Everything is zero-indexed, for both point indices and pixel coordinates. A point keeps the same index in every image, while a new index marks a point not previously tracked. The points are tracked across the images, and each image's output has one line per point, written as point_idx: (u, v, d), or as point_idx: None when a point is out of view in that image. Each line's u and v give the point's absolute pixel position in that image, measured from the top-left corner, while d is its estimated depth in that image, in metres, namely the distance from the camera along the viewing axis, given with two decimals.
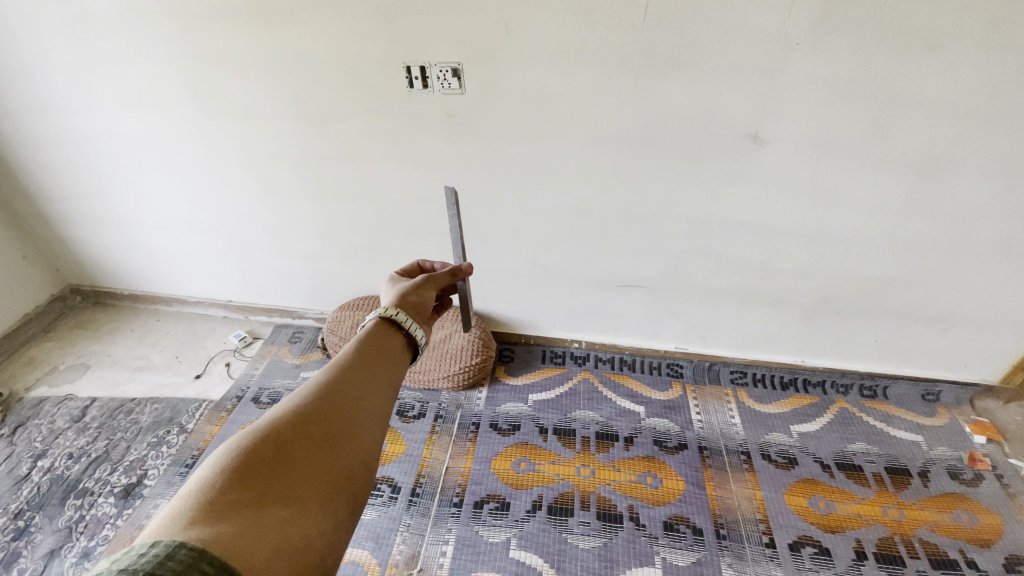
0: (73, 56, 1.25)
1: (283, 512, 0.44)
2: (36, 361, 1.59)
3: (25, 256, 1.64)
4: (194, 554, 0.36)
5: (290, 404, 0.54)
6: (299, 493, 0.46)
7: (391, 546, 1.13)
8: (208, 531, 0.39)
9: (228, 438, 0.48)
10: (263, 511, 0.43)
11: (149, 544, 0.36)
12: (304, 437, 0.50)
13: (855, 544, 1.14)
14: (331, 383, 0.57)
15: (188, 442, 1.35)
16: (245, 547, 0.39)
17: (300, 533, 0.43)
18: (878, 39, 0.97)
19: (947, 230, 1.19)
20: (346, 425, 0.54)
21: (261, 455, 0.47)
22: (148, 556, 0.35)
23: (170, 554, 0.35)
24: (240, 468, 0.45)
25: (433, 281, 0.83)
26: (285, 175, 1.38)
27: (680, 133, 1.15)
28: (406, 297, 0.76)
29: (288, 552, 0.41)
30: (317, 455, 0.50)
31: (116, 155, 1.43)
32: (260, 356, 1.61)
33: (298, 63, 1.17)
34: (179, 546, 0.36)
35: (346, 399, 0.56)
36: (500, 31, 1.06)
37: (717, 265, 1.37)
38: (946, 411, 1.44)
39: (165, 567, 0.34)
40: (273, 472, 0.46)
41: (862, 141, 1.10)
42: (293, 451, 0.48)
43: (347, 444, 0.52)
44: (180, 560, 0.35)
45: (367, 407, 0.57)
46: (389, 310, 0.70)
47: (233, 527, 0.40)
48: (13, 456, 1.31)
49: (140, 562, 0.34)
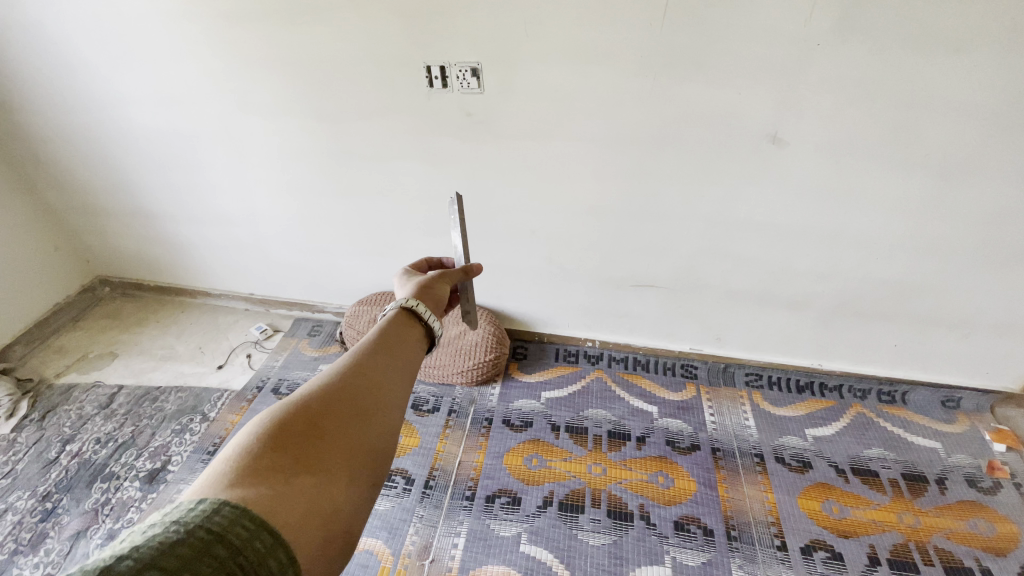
0: (105, 55, 1.29)
1: (314, 480, 0.44)
2: (65, 348, 1.65)
3: (56, 247, 1.69)
4: (237, 511, 0.37)
5: (319, 380, 0.54)
6: (327, 464, 0.46)
7: (403, 536, 1.15)
8: (248, 493, 0.39)
9: (261, 409, 0.49)
10: (295, 478, 0.43)
11: (196, 500, 0.37)
12: (332, 412, 0.51)
13: (868, 549, 1.13)
14: (356, 363, 0.58)
15: (210, 431, 1.39)
16: (281, 508, 0.40)
17: (329, 501, 0.43)
18: (903, 40, 0.95)
19: (973, 235, 1.17)
20: (371, 403, 0.54)
21: (293, 427, 0.47)
22: (197, 510, 0.36)
23: (216, 510, 0.36)
24: (273, 438, 0.45)
25: (447, 277, 0.84)
26: (307, 171, 1.40)
27: (698, 133, 1.14)
28: (421, 289, 0.77)
29: (318, 518, 0.42)
30: (344, 429, 0.50)
31: (143, 150, 1.47)
32: (280, 348, 1.64)
33: (322, 61, 1.19)
34: (224, 503, 0.37)
35: (372, 378, 0.57)
36: (520, 31, 1.07)
37: (734, 266, 1.36)
38: (967, 419, 1.41)
39: (213, 522, 0.35)
40: (304, 442, 0.46)
41: (887, 143, 1.08)
42: (323, 425, 0.49)
43: (372, 422, 0.53)
44: (226, 516, 0.36)
45: (390, 388, 0.57)
46: (407, 300, 0.71)
47: (268, 490, 0.41)
48: (44, 440, 1.36)
49: (190, 515, 0.35)
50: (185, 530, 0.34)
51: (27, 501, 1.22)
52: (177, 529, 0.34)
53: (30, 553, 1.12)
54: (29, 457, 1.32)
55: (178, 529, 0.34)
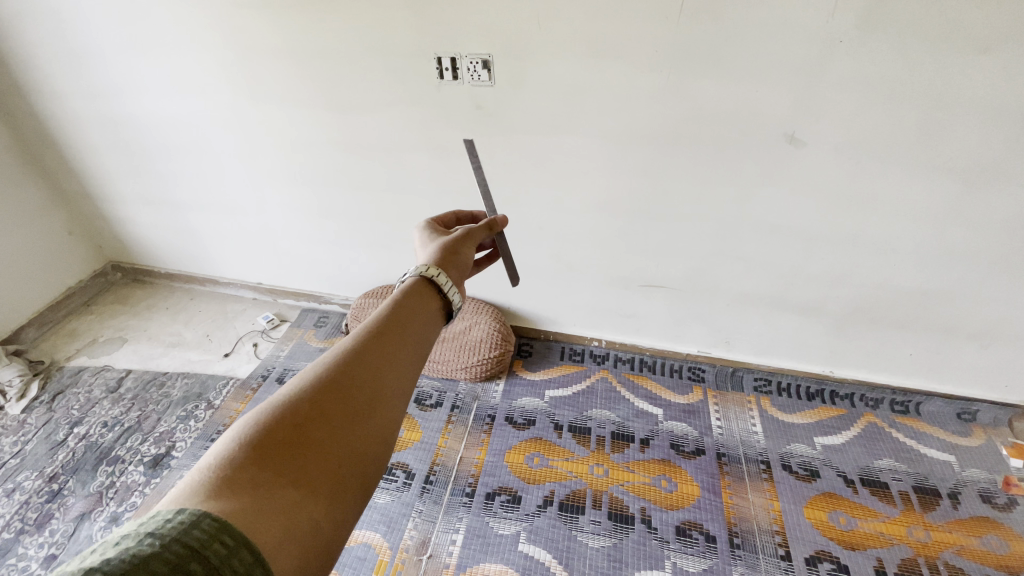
0: (119, 40, 1.30)
1: (296, 494, 0.39)
2: (77, 332, 1.67)
3: (70, 233, 1.72)
4: (217, 525, 0.33)
5: (314, 378, 0.48)
6: (313, 477, 0.41)
7: (402, 531, 1.15)
8: (233, 503, 0.36)
9: (248, 412, 0.44)
10: (277, 490, 0.38)
11: (174, 510, 0.33)
12: (322, 417, 0.45)
13: (875, 562, 1.10)
14: (354, 354, 0.51)
15: (215, 418, 1.40)
16: (262, 523, 0.36)
17: (310, 517, 0.39)
18: (928, 39, 0.92)
19: (994, 241, 1.13)
20: (369, 402, 0.48)
21: (280, 433, 0.42)
22: (173, 522, 0.32)
23: (195, 522, 0.32)
24: (257, 446, 0.41)
25: (472, 237, 0.77)
26: (316, 161, 1.40)
27: (713, 131, 1.12)
28: (459, 265, 0.71)
29: (298, 536, 0.37)
30: (331, 435, 0.44)
31: (154, 137, 1.48)
32: (287, 338, 1.65)
33: (333, 51, 1.19)
34: (203, 515, 0.33)
35: (370, 372, 0.51)
36: (532, 23, 1.05)
37: (746, 269, 1.34)
38: (983, 432, 1.37)
39: (191, 536, 0.31)
40: (290, 451, 0.41)
41: (905, 146, 1.05)
42: (312, 429, 0.44)
43: (367, 423, 0.47)
44: (205, 530, 0.32)
45: (390, 386, 0.51)
46: (440, 278, 0.65)
47: (249, 503, 0.36)
48: (52, 422, 1.38)
49: (167, 527, 0.32)
50: (161, 543, 0.31)
51: (33, 481, 1.24)
52: (152, 542, 0.30)
53: (35, 533, 1.14)
54: (37, 437, 1.34)
55: (153, 542, 0.31)
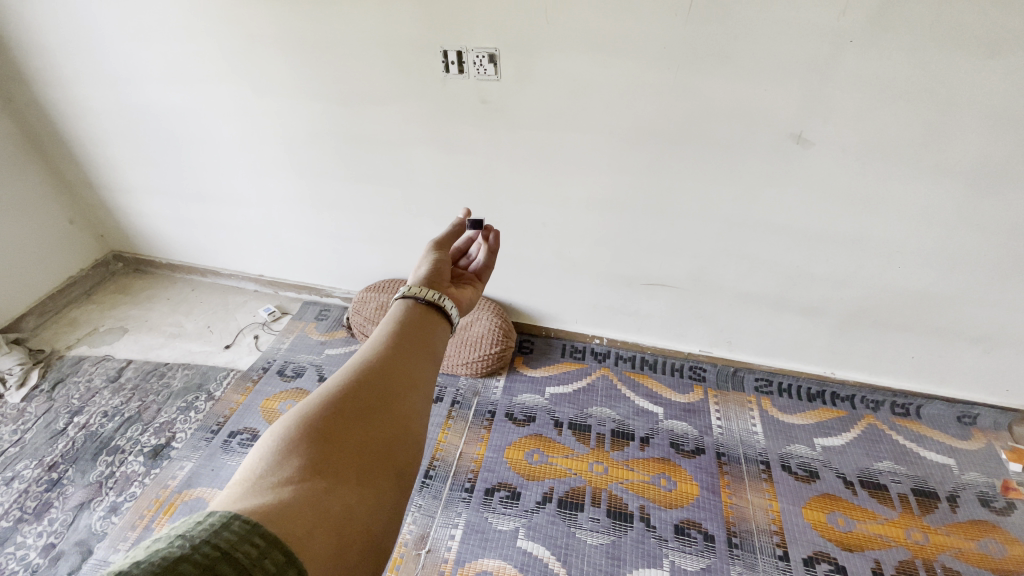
0: (123, 28, 1.29)
1: (325, 485, 0.39)
2: (77, 322, 1.67)
3: (71, 222, 1.71)
4: (247, 526, 0.33)
5: (327, 385, 0.48)
6: (340, 467, 0.41)
7: (401, 525, 1.15)
8: (262, 504, 0.36)
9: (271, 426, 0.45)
10: (307, 484, 0.39)
11: (206, 513, 0.34)
12: (342, 415, 0.45)
13: (873, 564, 1.11)
14: (365, 356, 0.52)
15: (216, 409, 1.40)
16: (293, 519, 0.35)
17: (341, 505, 0.38)
18: (940, 40, 0.91)
19: (999, 245, 1.13)
20: (386, 393, 0.49)
21: (303, 435, 0.42)
22: (204, 524, 0.33)
23: (225, 524, 0.33)
24: (284, 450, 0.41)
25: (439, 245, 0.78)
26: (319, 155, 1.40)
27: (720, 129, 1.11)
28: (434, 274, 0.71)
29: (331, 524, 0.37)
30: (354, 428, 0.44)
31: (157, 127, 1.47)
32: (288, 331, 1.65)
33: (339, 43, 1.18)
34: (232, 517, 0.33)
35: (382, 367, 0.51)
36: (539, 17, 1.05)
37: (750, 269, 1.33)
38: (983, 436, 1.37)
39: (221, 537, 0.32)
40: (316, 449, 0.42)
41: (912, 149, 1.05)
42: (334, 427, 0.44)
43: (388, 412, 0.47)
44: (235, 531, 0.32)
45: (404, 376, 0.51)
46: (414, 289, 0.64)
47: (280, 501, 0.37)
48: (52, 411, 1.38)
49: (197, 529, 0.32)
50: (191, 545, 0.31)
51: (33, 470, 1.24)
52: (182, 544, 0.31)
53: (34, 521, 1.14)
54: (36, 426, 1.34)
55: (183, 544, 0.31)
